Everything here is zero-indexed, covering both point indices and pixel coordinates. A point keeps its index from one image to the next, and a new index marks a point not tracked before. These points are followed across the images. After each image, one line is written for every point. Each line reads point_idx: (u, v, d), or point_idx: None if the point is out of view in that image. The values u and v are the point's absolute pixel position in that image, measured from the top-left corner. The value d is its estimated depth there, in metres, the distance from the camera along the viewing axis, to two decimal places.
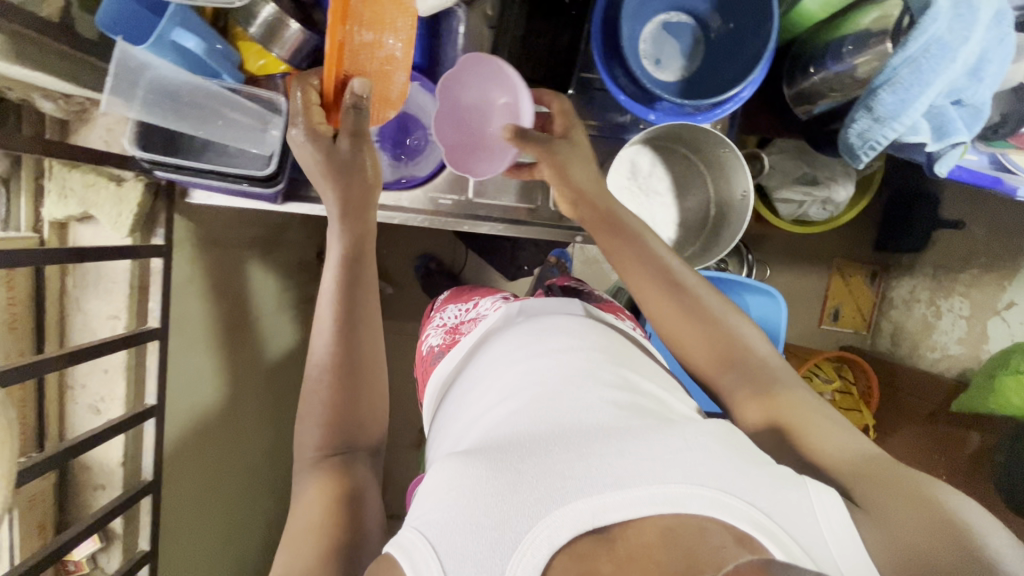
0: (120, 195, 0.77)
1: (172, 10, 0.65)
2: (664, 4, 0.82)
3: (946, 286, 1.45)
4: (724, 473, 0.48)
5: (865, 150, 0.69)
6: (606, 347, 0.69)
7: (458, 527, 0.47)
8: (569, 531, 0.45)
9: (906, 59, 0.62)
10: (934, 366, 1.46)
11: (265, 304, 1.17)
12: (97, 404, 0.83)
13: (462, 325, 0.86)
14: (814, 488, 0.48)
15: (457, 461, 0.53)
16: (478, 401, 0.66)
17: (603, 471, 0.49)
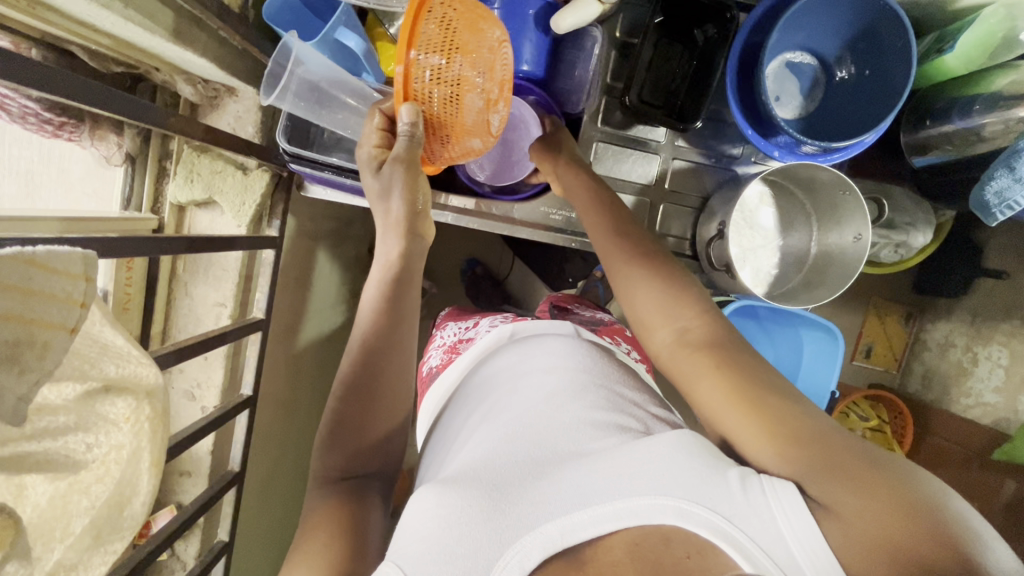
0: (246, 183, 0.77)
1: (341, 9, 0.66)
2: (793, 44, 0.83)
3: (985, 334, 1.43)
4: (689, 477, 0.46)
5: (1001, 209, 0.70)
6: (588, 360, 0.67)
7: (432, 558, 0.46)
8: (538, 553, 0.46)
9: None
10: (966, 412, 1.45)
11: (318, 296, 1.14)
12: (192, 390, 0.83)
13: (462, 343, 0.83)
14: (771, 484, 0.45)
15: (435, 489, 0.52)
16: (464, 423, 0.66)
17: (570, 492, 0.49)
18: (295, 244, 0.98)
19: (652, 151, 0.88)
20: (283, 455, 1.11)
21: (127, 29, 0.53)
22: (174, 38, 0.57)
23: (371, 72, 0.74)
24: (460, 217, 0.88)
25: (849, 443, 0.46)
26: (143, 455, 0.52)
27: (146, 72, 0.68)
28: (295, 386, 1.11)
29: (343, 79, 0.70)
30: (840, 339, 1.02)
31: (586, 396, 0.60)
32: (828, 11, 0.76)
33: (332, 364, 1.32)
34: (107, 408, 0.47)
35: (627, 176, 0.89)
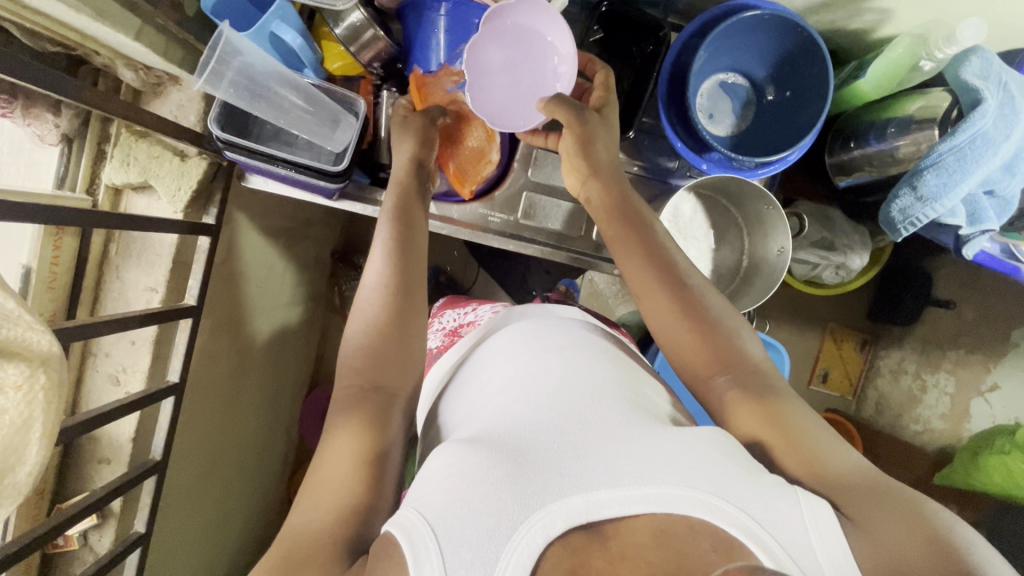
0: (183, 170, 0.78)
1: (276, 4, 0.69)
2: (723, 64, 0.87)
3: (932, 361, 1.48)
4: (718, 477, 0.49)
5: (905, 225, 0.74)
6: (607, 352, 0.71)
7: (455, 510, 0.46)
8: (562, 523, 0.46)
9: (953, 146, 0.68)
10: (915, 438, 1.48)
11: (266, 292, 1.14)
12: (117, 375, 0.82)
13: (462, 327, 0.89)
14: (804, 497, 0.48)
15: (460, 452, 0.52)
16: (478, 395, 0.66)
17: (599, 469, 0.50)
18: (239, 237, 0.98)
19: None
20: (219, 453, 1.09)
21: (52, 5, 0.55)
22: (103, 18, 0.58)
23: (309, 65, 0.78)
24: None
25: (873, 484, 0.51)
26: (33, 422, 0.51)
27: (85, 54, 0.69)
28: (237, 383, 1.10)
29: (280, 70, 0.72)
30: (786, 351, 1.06)
31: (613, 385, 0.62)
32: (752, 34, 0.80)
33: (282, 365, 1.31)
34: None
35: (565, 184, 0.91)
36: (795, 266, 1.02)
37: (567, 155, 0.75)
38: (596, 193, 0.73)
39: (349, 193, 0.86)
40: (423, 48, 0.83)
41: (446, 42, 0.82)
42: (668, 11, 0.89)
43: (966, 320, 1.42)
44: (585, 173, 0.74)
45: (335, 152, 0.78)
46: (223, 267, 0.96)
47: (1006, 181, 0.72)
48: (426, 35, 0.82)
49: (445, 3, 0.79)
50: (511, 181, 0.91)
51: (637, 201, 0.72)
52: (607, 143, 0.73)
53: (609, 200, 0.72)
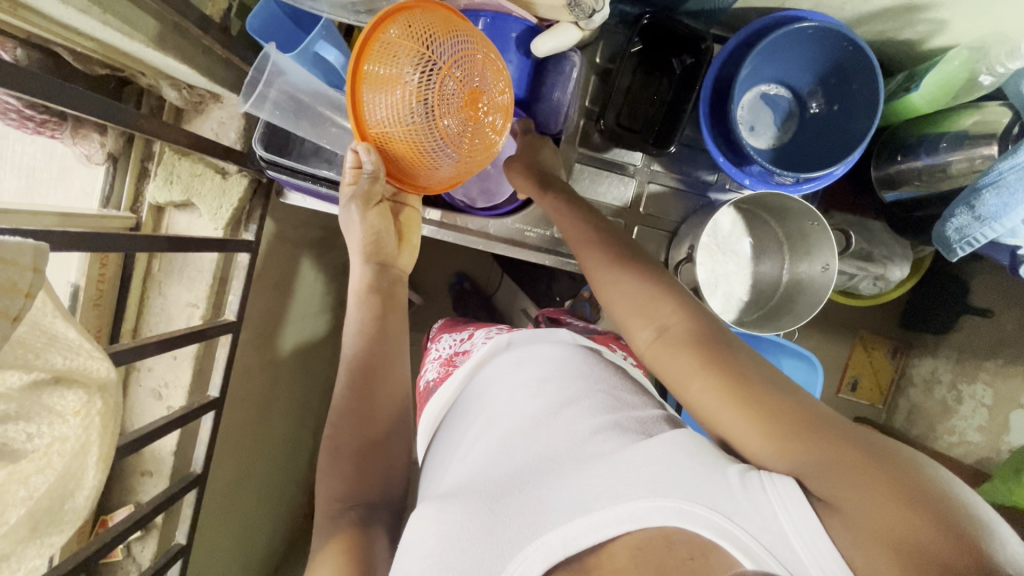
0: (224, 187, 0.80)
1: (321, 24, 0.68)
2: (767, 77, 0.85)
3: (971, 371, 1.44)
4: (686, 479, 0.48)
5: (961, 245, 0.72)
6: (586, 359, 0.69)
7: (435, 572, 0.49)
8: (540, 564, 0.47)
9: (1014, 165, 0.65)
10: (950, 450, 1.47)
11: (299, 301, 1.15)
12: (159, 390, 0.83)
13: (457, 356, 0.84)
14: (771, 481, 0.46)
15: (436, 507, 0.54)
16: (464, 436, 0.67)
17: (572, 502, 0.50)
18: (275, 250, 0.99)
19: (628, 174, 0.89)
20: (242, 472, 1.08)
21: (107, 34, 0.55)
22: (155, 44, 0.58)
23: (350, 84, 0.76)
24: (436, 230, 0.89)
25: (843, 433, 0.46)
26: (89, 448, 0.52)
27: (131, 75, 0.70)
28: (270, 393, 1.11)
29: (324, 90, 0.72)
30: (821, 366, 1.06)
31: (586, 404, 0.61)
32: (799, 46, 0.79)
33: (312, 371, 1.32)
34: (55, 400, 0.48)
35: (602, 198, 0.90)
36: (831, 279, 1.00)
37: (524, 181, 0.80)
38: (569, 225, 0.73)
39: None
40: None
41: None
42: (711, 22, 0.87)
43: (1008, 330, 1.36)
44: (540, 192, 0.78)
45: None
46: (262, 280, 0.97)
47: None
48: None
49: (484, 18, 0.81)
50: None
51: (591, 229, 0.72)
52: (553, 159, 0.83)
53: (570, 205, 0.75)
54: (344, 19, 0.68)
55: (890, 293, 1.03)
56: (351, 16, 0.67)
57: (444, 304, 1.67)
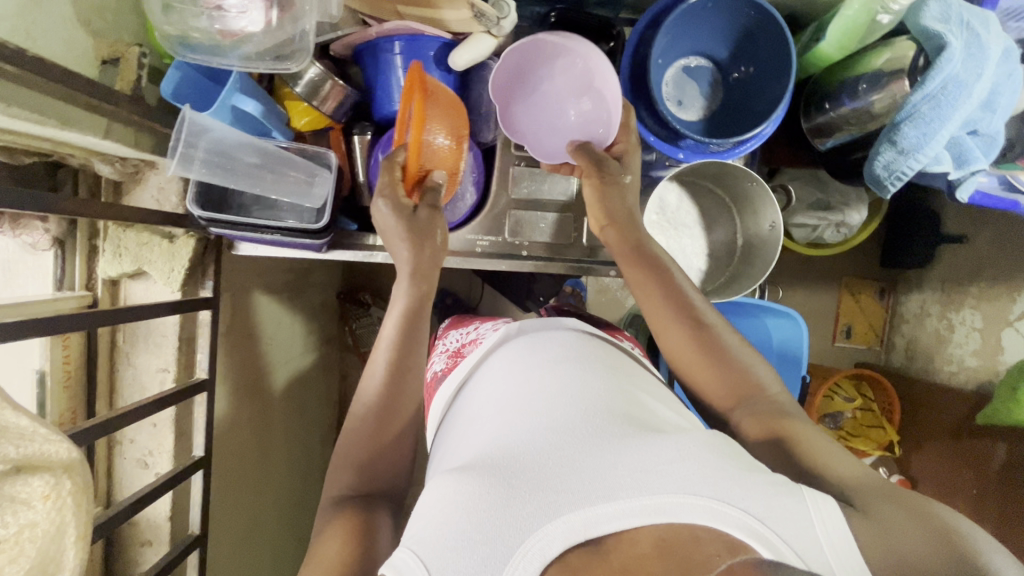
0: (172, 251, 0.80)
1: (233, 78, 0.69)
2: (684, 51, 0.87)
3: (956, 299, 1.50)
4: (717, 480, 0.49)
5: (892, 181, 0.72)
6: (606, 362, 0.71)
7: (450, 543, 0.48)
8: (560, 542, 0.47)
9: (925, 96, 0.66)
10: (952, 378, 1.50)
11: (282, 345, 1.18)
12: (144, 458, 0.83)
13: (465, 346, 0.90)
14: (810, 494, 0.49)
15: (453, 479, 0.54)
16: (474, 421, 0.67)
17: (595, 483, 0.50)
18: (243, 301, 1.01)
19: None
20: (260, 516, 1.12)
21: (16, 124, 0.56)
22: (68, 125, 0.60)
23: (276, 128, 0.78)
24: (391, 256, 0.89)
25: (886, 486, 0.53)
26: (65, 528, 0.53)
27: (61, 159, 0.71)
28: (267, 442, 1.12)
29: (250, 141, 0.74)
30: (802, 318, 1.08)
31: (608, 400, 0.62)
32: (706, 17, 0.81)
33: (308, 413, 1.34)
34: (19, 487, 0.49)
35: (546, 196, 0.91)
36: (795, 231, 1.05)
37: (590, 205, 0.81)
38: (613, 238, 0.78)
39: (337, 242, 0.87)
40: (385, 87, 0.87)
41: (405, 80, 0.86)
42: (620, 7, 0.89)
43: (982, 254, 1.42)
44: (601, 221, 0.80)
45: (316, 209, 0.79)
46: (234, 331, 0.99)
47: (987, 119, 0.71)
48: (387, 77, 0.86)
49: (398, 42, 0.82)
50: (494, 201, 0.91)
51: (653, 269, 0.74)
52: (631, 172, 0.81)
53: (635, 243, 0.76)
54: (261, 71, 0.68)
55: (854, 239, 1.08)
56: (265, 65, 0.67)
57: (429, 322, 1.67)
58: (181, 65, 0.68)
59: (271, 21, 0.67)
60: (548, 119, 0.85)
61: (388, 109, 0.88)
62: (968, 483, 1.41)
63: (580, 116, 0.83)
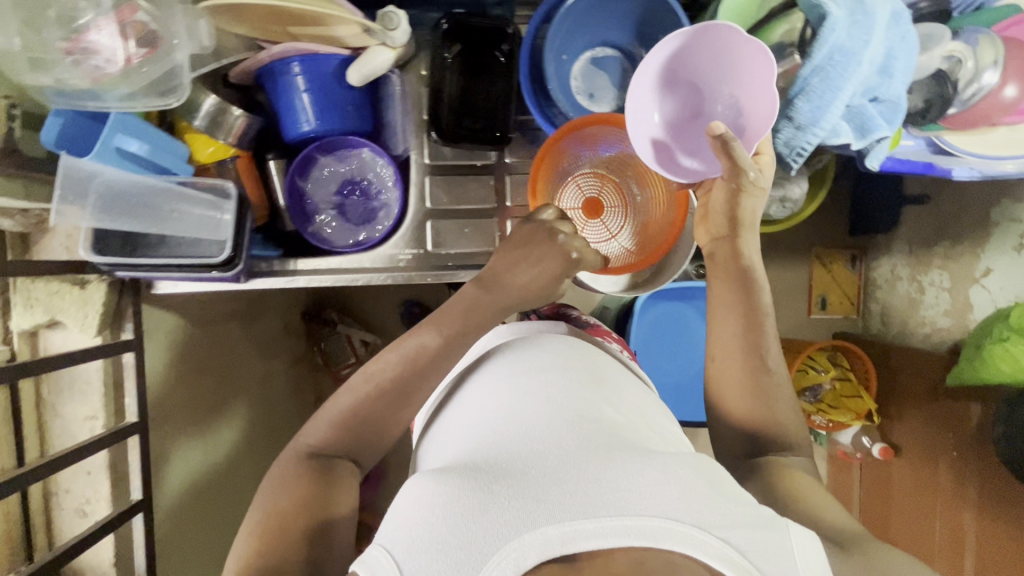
0: (84, 298, 0.79)
1: (113, 119, 0.68)
2: (587, 44, 0.86)
3: (924, 260, 1.49)
4: (698, 506, 0.49)
5: (794, 157, 0.72)
6: (594, 371, 0.70)
7: (425, 547, 0.47)
8: (536, 554, 0.46)
9: (814, 68, 0.65)
10: (927, 340, 1.49)
11: (245, 370, 1.17)
12: (82, 507, 0.83)
13: (456, 349, 0.88)
14: (794, 530, 0.50)
15: (433, 484, 0.52)
16: (458, 430, 0.65)
17: (576, 496, 0.49)
18: (183, 336, 1.00)
19: (483, 173, 0.91)
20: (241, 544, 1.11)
21: None
22: None
23: (175, 166, 0.77)
24: (313, 278, 0.88)
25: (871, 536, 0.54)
26: None
27: None
28: (231, 475, 1.11)
29: (144, 180, 0.73)
30: None
31: (597, 416, 0.61)
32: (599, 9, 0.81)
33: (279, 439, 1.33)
34: None
35: (467, 203, 0.91)
36: None
37: (710, 208, 0.74)
38: (722, 252, 0.73)
39: (255, 270, 0.87)
40: (289, 110, 0.85)
41: (310, 102, 0.84)
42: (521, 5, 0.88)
43: (944, 212, 1.44)
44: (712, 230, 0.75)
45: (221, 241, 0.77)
46: (177, 369, 0.98)
47: (886, 85, 0.69)
48: (290, 99, 0.84)
49: (295, 63, 0.81)
50: (412, 214, 0.91)
51: (726, 278, 0.72)
52: (755, 198, 0.71)
53: (729, 255, 0.73)
54: (141, 109, 0.67)
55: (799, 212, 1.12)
56: (147, 101, 0.67)
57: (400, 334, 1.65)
58: (59, 112, 0.67)
59: (133, 60, 0.64)
60: (653, 128, 0.79)
61: (296, 132, 0.86)
62: (949, 445, 1.40)
63: (699, 147, 0.78)
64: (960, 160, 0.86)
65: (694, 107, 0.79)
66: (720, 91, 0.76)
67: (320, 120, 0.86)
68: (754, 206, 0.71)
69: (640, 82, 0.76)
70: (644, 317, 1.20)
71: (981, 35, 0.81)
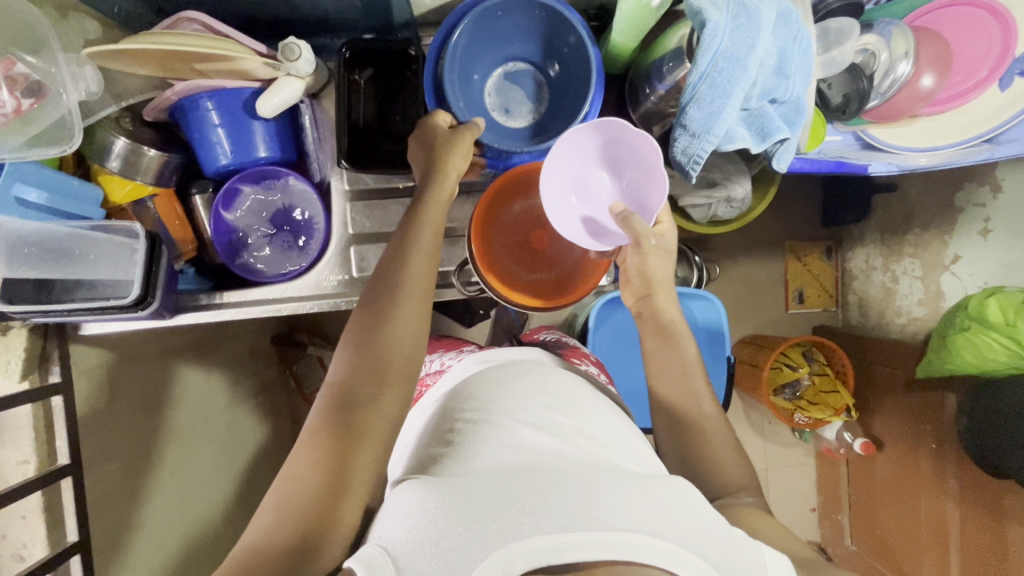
0: (6, 343, 0.79)
1: (9, 167, 0.69)
2: (498, 59, 0.86)
3: (896, 249, 1.46)
4: (679, 529, 0.51)
5: (692, 165, 0.71)
6: (579, 399, 0.72)
7: (419, 550, 0.48)
8: (524, 561, 0.46)
9: (700, 75, 0.64)
10: (904, 330, 1.45)
11: (206, 400, 1.17)
12: (20, 551, 0.83)
13: (429, 376, 0.91)
14: (769, 553, 0.53)
15: (426, 493, 0.54)
16: (442, 445, 0.67)
17: (565, 510, 0.51)
18: (133, 370, 1.00)
19: (404, 195, 0.90)
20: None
21: None
22: None
23: (88, 208, 0.79)
24: (241, 309, 0.89)
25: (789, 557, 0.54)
26: None
27: None
28: (193, 506, 1.11)
29: (49, 229, 0.74)
30: None
31: (585, 445, 0.63)
32: (503, 24, 0.81)
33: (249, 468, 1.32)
34: None
35: (388, 226, 0.90)
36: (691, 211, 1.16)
37: (627, 276, 0.82)
38: (647, 309, 0.79)
39: (182, 304, 0.87)
40: (205, 145, 0.86)
41: (225, 136, 0.84)
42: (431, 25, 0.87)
43: (912, 198, 1.41)
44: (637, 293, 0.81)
45: (133, 280, 0.77)
46: (127, 404, 0.98)
47: (784, 85, 0.68)
48: (204, 135, 0.85)
49: (205, 99, 0.81)
50: (336, 240, 0.91)
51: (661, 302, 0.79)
52: (664, 263, 0.79)
53: (652, 315, 0.79)
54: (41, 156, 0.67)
55: (752, 211, 1.19)
56: (40, 152, 0.67)
57: None
58: None
59: (22, 110, 0.65)
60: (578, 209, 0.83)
61: (214, 166, 0.87)
62: (928, 437, 1.36)
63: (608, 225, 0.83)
64: (881, 153, 0.85)
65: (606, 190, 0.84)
66: (620, 171, 0.83)
67: (235, 154, 0.86)
68: (663, 266, 0.79)
69: (557, 168, 0.80)
70: (602, 328, 1.18)
71: (894, 27, 0.79)
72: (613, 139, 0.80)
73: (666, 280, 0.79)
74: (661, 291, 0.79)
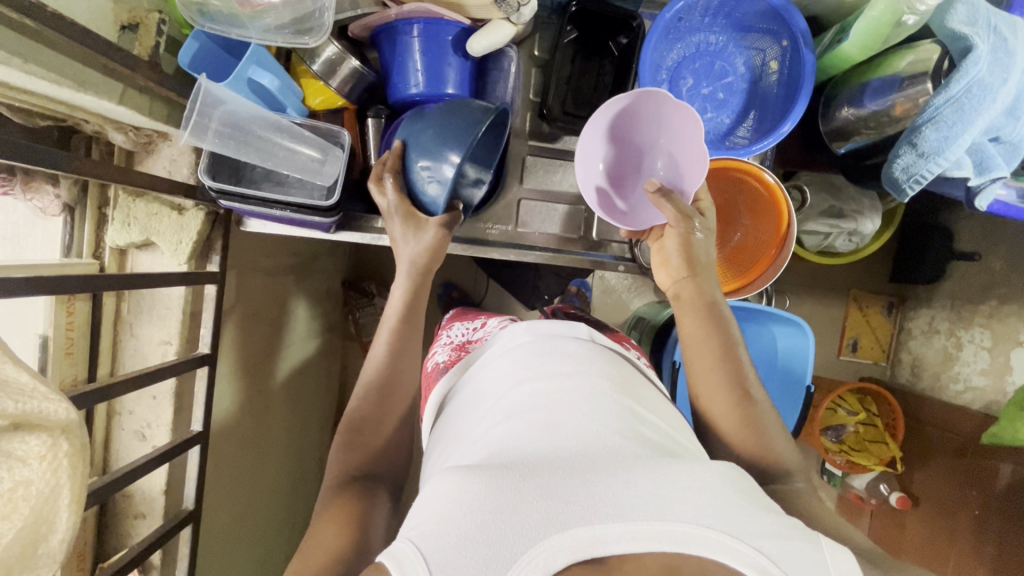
0: (182, 223, 0.80)
1: (251, 50, 0.70)
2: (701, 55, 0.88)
3: (966, 317, 1.39)
4: (728, 513, 0.43)
5: (911, 184, 0.73)
6: (619, 376, 0.63)
7: (451, 539, 0.41)
8: (566, 556, 0.40)
9: (949, 98, 0.66)
10: (958, 398, 1.39)
11: (286, 323, 1.15)
12: (142, 430, 0.83)
13: (471, 342, 0.84)
14: (826, 542, 0.43)
15: (458, 472, 0.46)
16: (479, 416, 0.61)
17: (607, 499, 0.43)
18: (251, 278, 0.99)
19: None
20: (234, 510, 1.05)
21: (36, 83, 0.57)
22: (86, 87, 0.61)
23: (292, 105, 0.78)
24: None
25: None
26: (61, 490, 0.53)
27: (75, 124, 0.71)
28: (264, 425, 1.09)
29: (263, 114, 0.74)
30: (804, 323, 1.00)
31: (625, 420, 0.55)
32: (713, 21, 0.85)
33: (307, 404, 1.30)
34: (17, 444, 0.50)
35: (559, 186, 0.93)
36: (807, 238, 1.08)
37: (664, 252, 0.76)
38: (687, 291, 0.73)
39: (345, 223, 0.87)
40: (400, 69, 0.84)
41: (422, 65, 0.82)
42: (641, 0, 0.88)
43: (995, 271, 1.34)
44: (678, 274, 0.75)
45: (326, 187, 0.77)
46: (240, 310, 0.97)
47: (1011, 126, 0.70)
48: (403, 60, 0.83)
49: (417, 24, 0.80)
50: (509, 192, 0.91)
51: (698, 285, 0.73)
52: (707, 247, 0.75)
53: (695, 295, 0.73)
54: (279, 44, 0.68)
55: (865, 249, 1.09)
56: (284, 38, 0.68)
57: (433, 312, 1.63)
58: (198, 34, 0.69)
59: None
60: (599, 176, 0.83)
61: (403, 95, 0.84)
62: (972, 503, 1.29)
63: (632, 203, 0.84)
64: None
65: (634, 165, 0.84)
66: (656, 152, 0.82)
67: (425, 85, 0.83)
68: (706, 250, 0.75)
69: (590, 133, 0.79)
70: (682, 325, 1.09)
71: None
72: (649, 111, 0.78)
73: (707, 260, 0.74)
74: (706, 273, 0.74)
